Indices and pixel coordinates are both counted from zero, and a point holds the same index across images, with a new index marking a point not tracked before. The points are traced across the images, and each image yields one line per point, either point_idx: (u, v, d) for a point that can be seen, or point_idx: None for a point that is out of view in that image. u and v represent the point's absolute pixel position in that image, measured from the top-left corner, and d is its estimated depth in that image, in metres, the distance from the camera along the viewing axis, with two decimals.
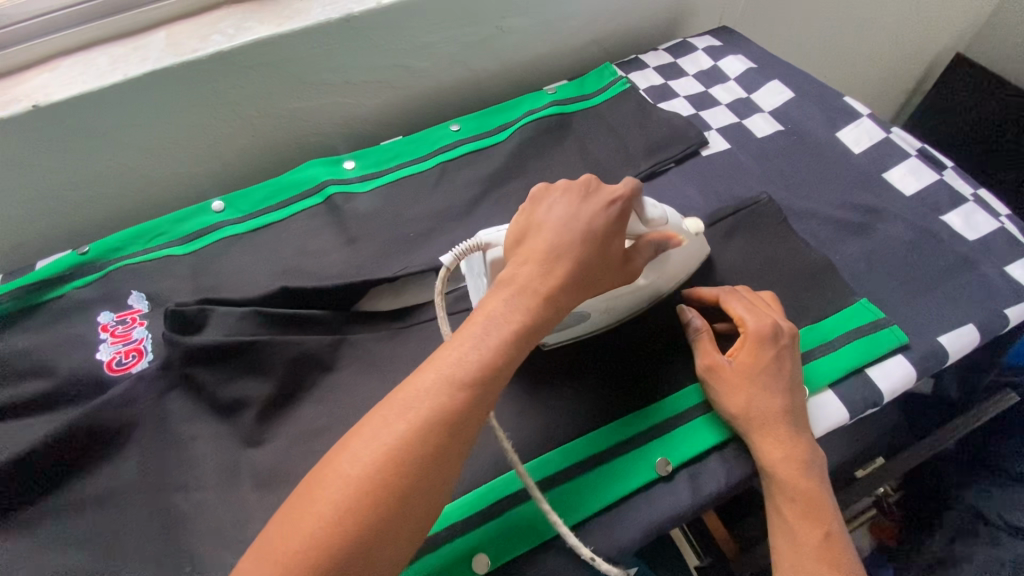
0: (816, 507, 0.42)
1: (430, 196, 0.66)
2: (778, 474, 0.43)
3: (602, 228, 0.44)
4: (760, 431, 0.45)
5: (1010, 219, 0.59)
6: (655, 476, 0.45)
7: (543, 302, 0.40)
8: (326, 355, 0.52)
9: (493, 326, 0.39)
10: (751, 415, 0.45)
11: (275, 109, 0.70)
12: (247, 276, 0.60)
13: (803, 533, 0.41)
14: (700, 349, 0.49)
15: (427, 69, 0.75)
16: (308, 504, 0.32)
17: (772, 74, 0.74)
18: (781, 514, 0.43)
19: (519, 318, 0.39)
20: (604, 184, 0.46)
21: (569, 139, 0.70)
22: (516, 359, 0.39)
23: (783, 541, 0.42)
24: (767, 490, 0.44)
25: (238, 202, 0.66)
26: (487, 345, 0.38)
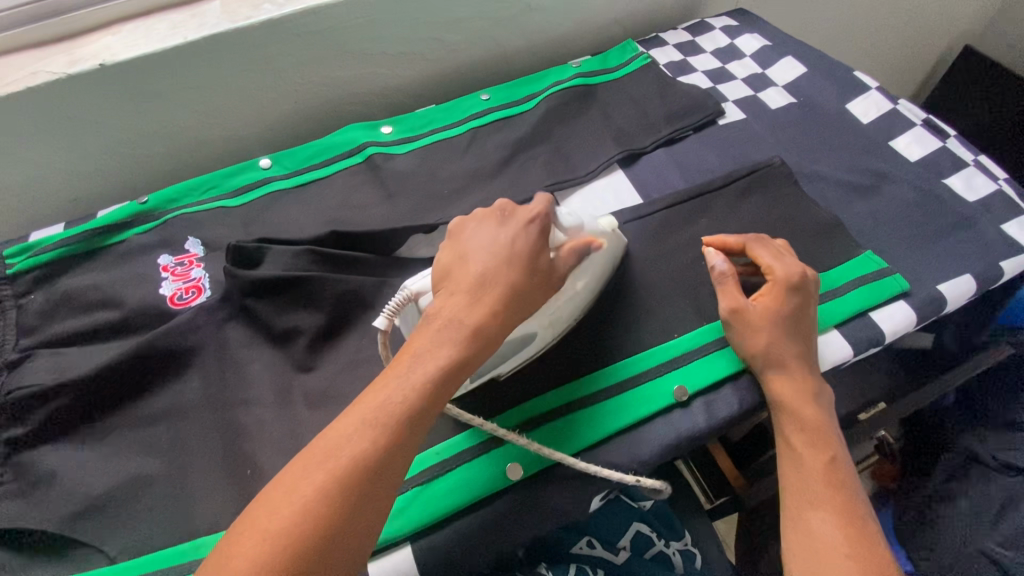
0: (823, 437, 0.46)
1: (463, 157, 0.70)
2: (790, 406, 0.47)
3: (523, 248, 0.44)
4: (776, 367, 0.48)
5: (1009, 183, 0.62)
6: (671, 403, 0.50)
7: (464, 334, 0.40)
8: (370, 291, 0.56)
9: (417, 363, 0.39)
10: (769, 353, 0.48)
11: (317, 76, 0.75)
12: (293, 225, 0.64)
13: (811, 459, 0.45)
14: (722, 294, 0.52)
15: (459, 42, 0.79)
16: (229, 559, 0.33)
17: (786, 51, 0.78)
18: (791, 443, 0.47)
19: (444, 355, 0.39)
20: (519, 207, 0.47)
21: (593, 108, 0.74)
22: (444, 393, 0.39)
23: (791, 467, 0.46)
24: (778, 422, 0.48)
25: (283, 160, 0.71)
26: (410, 383, 0.38)
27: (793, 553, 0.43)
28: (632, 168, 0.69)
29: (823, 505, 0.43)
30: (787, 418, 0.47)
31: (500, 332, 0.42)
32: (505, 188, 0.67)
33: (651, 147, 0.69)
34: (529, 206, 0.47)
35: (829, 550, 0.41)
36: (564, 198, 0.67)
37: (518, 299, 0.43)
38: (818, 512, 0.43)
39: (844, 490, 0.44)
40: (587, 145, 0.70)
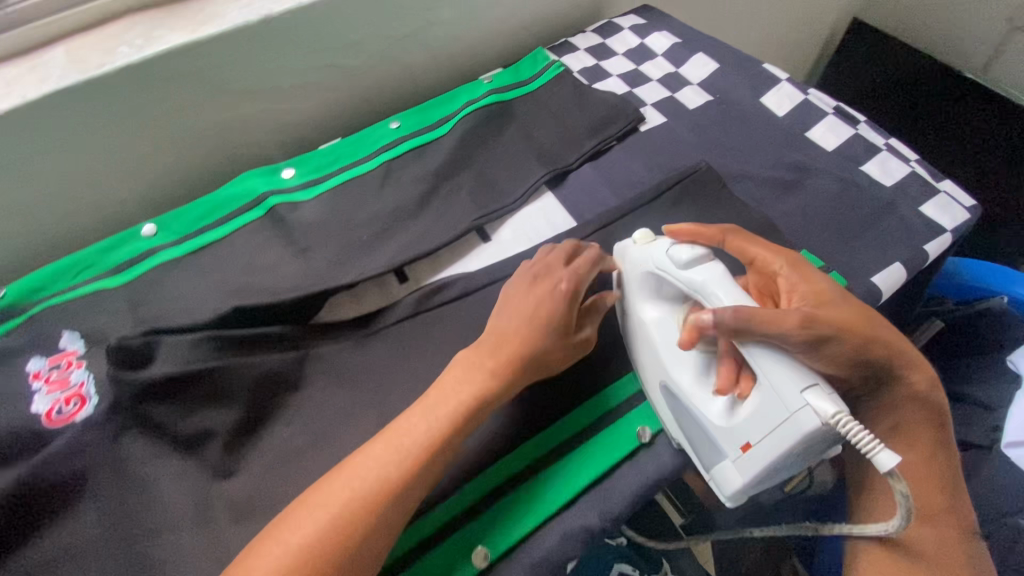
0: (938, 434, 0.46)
1: (379, 196, 0.64)
2: (908, 411, 0.45)
3: (531, 304, 0.48)
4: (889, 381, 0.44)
5: (921, 163, 0.64)
6: (637, 445, 0.48)
7: (470, 377, 0.45)
8: (291, 371, 0.50)
9: (441, 401, 0.44)
10: (884, 368, 0.42)
11: (200, 122, 0.66)
12: (191, 302, 0.56)
13: (934, 467, 0.45)
14: (766, 321, 0.39)
15: (358, 67, 0.73)
16: (262, 554, 0.37)
17: (696, 47, 0.78)
18: (917, 451, 0.46)
19: (463, 388, 0.44)
20: (551, 273, 0.50)
21: (511, 126, 0.70)
22: (460, 428, 0.43)
23: (926, 482, 0.45)
24: (908, 434, 0.45)
25: (171, 224, 0.62)
26: (434, 417, 0.43)
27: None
28: (560, 188, 0.66)
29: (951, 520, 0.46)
30: (901, 429, 0.45)
31: (485, 372, 0.45)
32: (430, 226, 0.61)
33: (577, 164, 0.66)
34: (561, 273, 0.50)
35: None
36: (494, 228, 0.63)
37: (525, 354, 0.46)
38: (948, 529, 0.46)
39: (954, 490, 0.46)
40: (511, 168, 0.66)
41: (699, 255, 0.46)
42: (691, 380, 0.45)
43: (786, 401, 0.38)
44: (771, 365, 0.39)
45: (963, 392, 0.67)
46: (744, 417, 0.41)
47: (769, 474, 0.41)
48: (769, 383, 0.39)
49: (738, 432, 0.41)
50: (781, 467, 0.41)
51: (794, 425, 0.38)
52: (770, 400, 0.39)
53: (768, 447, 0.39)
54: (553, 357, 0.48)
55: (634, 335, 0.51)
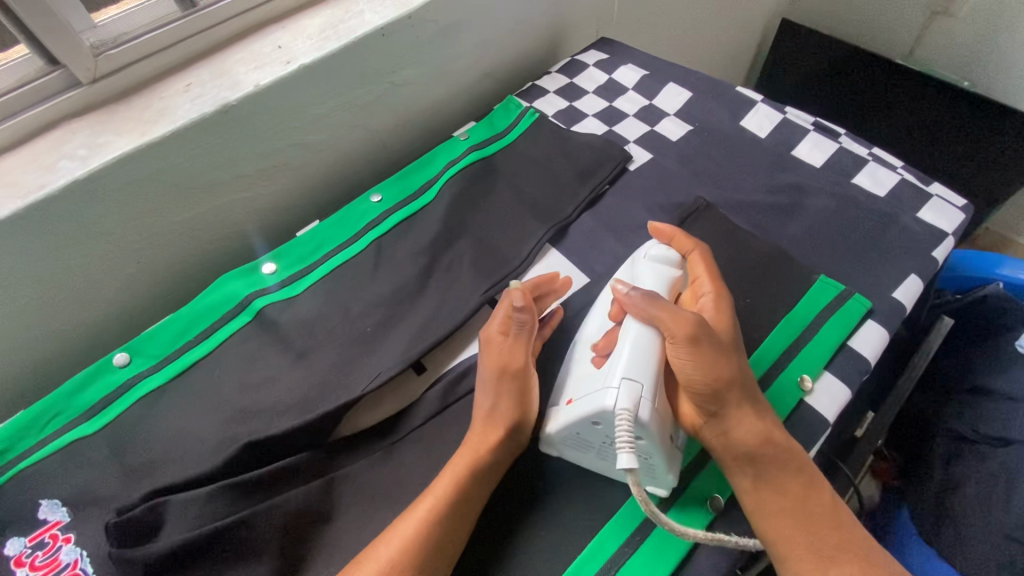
0: (807, 476, 0.43)
1: (375, 280, 0.59)
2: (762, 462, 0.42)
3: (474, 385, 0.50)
4: (721, 409, 0.43)
5: (906, 169, 0.65)
6: (693, 542, 0.43)
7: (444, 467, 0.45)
8: (320, 504, 0.45)
9: (423, 495, 0.43)
10: (719, 390, 0.43)
11: (163, 226, 0.60)
12: (188, 437, 0.50)
13: (811, 507, 0.42)
14: (663, 324, 0.45)
15: (326, 141, 0.69)
16: None
17: (664, 76, 0.78)
18: (777, 518, 0.41)
19: (440, 474, 0.44)
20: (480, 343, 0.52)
21: (499, 183, 0.67)
22: (446, 513, 0.41)
23: (787, 553, 0.40)
24: (763, 485, 0.42)
25: (144, 348, 0.55)
26: (418, 511, 0.41)
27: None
28: (563, 243, 0.63)
29: None
30: (767, 484, 0.42)
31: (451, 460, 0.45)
32: (439, 305, 0.57)
33: (575, 216, 0.64)
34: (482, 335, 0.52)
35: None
36: None
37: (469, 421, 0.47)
38: None
39: (835, 543, 0.40)
40: (509, 229, 0.63)
41: (669, 256, 0.53)
42: (588, 340, 0.50)
43: (610, 377, 0.43)
44: (632, 348, 0.45)
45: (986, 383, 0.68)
46: (588, 380, 0.46)
47: (577, 442, 0.45)
48: (614, 360, 0.45)
49: (574, 388, 0.47)
50: (589, 445, 0.45)
51: (598, 396, 0.43)
52: (602, 373, 0.44)
53: (578, 406, 0.44)
54: (502, 406, 0.46)
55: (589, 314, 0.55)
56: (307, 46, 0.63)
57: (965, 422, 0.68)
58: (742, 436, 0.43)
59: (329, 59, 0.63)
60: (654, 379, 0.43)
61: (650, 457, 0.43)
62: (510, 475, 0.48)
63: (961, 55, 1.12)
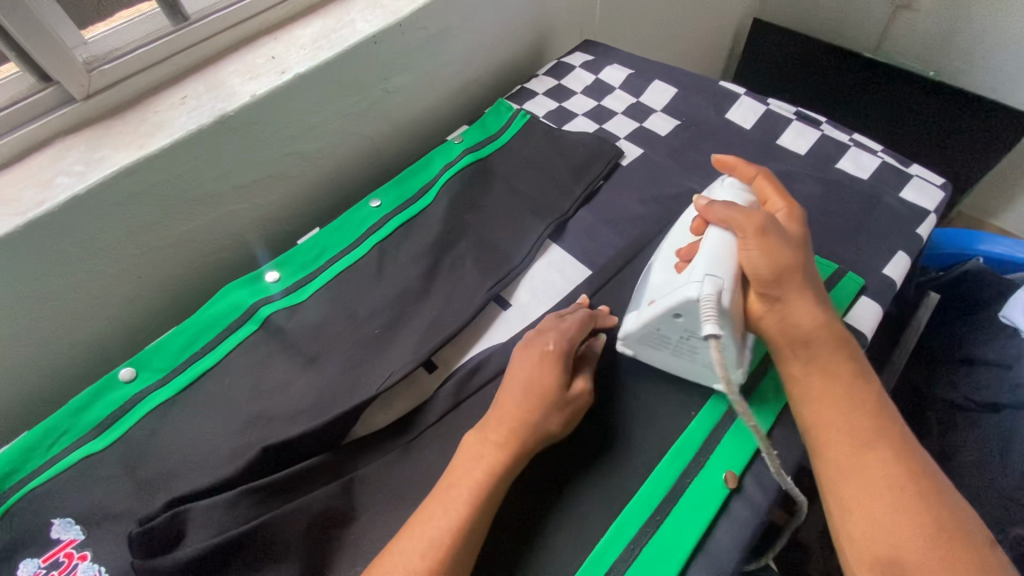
0: (857, 369, 0.44)
1: (380, 282, 0.60)
2: (822, 350, 0.45)
3: (525, 372, 0.47)
4: (790, 301, 0.46)
5: (886, 152, 0.68)
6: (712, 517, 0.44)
7: (473, 458, 0.44)
8: (340, 505, 0.45)
9: (452, 487, 0.42)
10: (784, 278, 0.45)
11: (163, 240, 0.60)
12: (201, 447, 0.49)
13: (859, 396, 0.43)
14: (736, 222, 0.47)
15: (322, 149, 0.69)
16: None
17: (649, 74, 0.80)
18: (828, 404, 0.43)
19: (472, 471, 0.43)
20: (544, 334, 0.50)
21: (496, 183, 0.68)
22: (477, 516, 0.41)
23: (835, 437, 0.42)
24: (823, 370, 0.44)
25: (149, 362, 0.55)
26: (451, 511, 0.41)
27: (879, 541, 0.37)
28: (563, 238, 0.65)
29: (880, 491, 0.39)
30: (824, 373, 0.44)
31: (483, 454, 0.44)
32: (445, 304, 0.58)
33: (573, 211, 0.66)
34: (552, 334, 0.49)
35: (910, 505, 0.38)
36: (509, 292, 0.61)
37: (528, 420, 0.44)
38: (864, 494, 0.39)
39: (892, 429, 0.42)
40: (509, 228, 0.64)
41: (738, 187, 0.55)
42: (665, 252, 0.53)
43: (694, 274, 0.46)
44: (713, 248, 0.47)
45: (975, 353, 0.71)
46: (668, 282, 0.49)
47: (656, 336, 0.48)
48: (695, 262, 0.47)
49: (654, 291, 0.50)
50: (666, 340, 0.48)
51: (680, 292, 0.45)
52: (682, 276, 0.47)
53: (659, 303, 0.47)
54: (556, 430, 0.45)
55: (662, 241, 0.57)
56: (300, 56, 0.64)
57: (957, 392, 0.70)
58: (802, 325, 0.45)
59: (323, 68, 0.64)
60: (733, 275, 0.45)
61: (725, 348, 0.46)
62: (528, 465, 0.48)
63: (926, 45, 1.17)
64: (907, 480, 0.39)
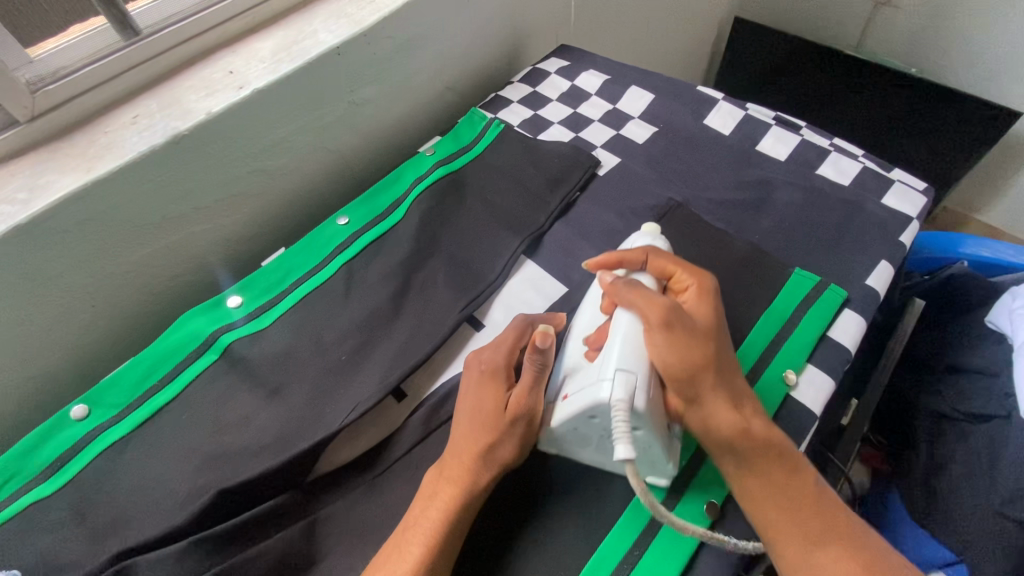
0: (790, 467, 0.42)
1: (347, 305, 0.57)
2: (749, 450, 0.42)
3: (464, 403, 0.46)
4: (703, 399, 0.42)
5: (867, 157, 0.67)
6: (692, 551, 0.42)
7: (429, 496, 0.42)
8: (302, 548, 0.43)
9: (412, 528, 0.41)
10: (695, 377, 0.42)
11: (118, 266, 0.57)
12: (158, 488, 0.47)
13: (798, 493, 0.42)
14: (639, 309, 0.43)
15: (287, 165, 0.67)
16: None
17: (625, 79, 0.78)
18: (767, 506, 0.41)
19: (429, 510, 0.41)
20: (480, 354, 0.47)
21: (469, 197, 0.66)
22: (432, 557, 0.39)
23: (787, 546, 0.40)
24: (754, 470, 0.42)
25: (104, 397, 0.52)
26: (407, 553, 0.39)
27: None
28: (538, 253, 0.62)
29: None
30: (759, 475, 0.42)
31: (432, 492, 0.42)
32: (415, 327, 0.55)
33: (548, 225, 0.64)
34: (487, 353, 0.47)
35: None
36: (483, 312, 0.58)
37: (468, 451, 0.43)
38: None
39: (835, 525, 0.41)
40: (482, 244, 0.62)
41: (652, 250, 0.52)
42: (574, 339, 0.48)
43: (604, 371, 0.41)
44: (621, 343, 0.43)
45: (961, 361, 0.70)
46: (580, 377, 0.44)
47: (575, 437, 0.43)
48: (605, 354, 0.43)
49: (565, 384, 0.45)
50: (588, 440, 0.43)
51: (592, 392, 0.41)
52: (593, 370, 0.42)
53: (570, 401, 0.42)
54: (503, 451, 0.43)
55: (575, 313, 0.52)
56: (260, 69, 0.61)
57: (944, 401, 0.69)
58: (722, 429, 0.42)
59: (285, 82, 0.61)
60: (645, 373, 0.41)
61: (650, 448, 0.42)
62: (501, 498, 0.46)
63: (908, 41, 1.16)
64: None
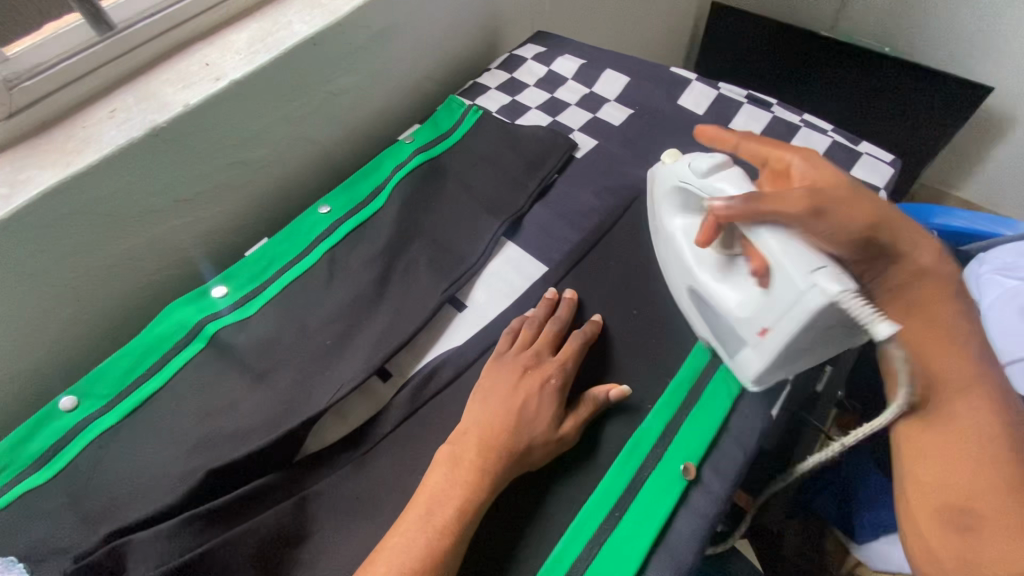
0: (946, 300, 0.46)
1: (331, 291, 0.58)
2: (924, 268, 0.46)
3: (520, 402, 0.47)
4: (886, 242, 0.45)
5: (836, 132, 0.68)
6: (671, 511, 0.44)
7: (454, 475, 0.43)
8: (291, 524, 0.44)
9: (436, 506, 0.42)
10: (861, 230, 0.43)
11: (102, 260, 0.58)
12: (149, 474, 0.47)
13: (926, 342, 0.44)
14: (780, 212, 0.43)
15: (268, 157, 0.67)
16: None
17: (601, 63, 0.79)
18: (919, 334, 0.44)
19: (454, 491, 0.42)
20: (544, 363, 0.50)
21: (449, 182, 0.67)
22: (458, 536, 0.41)
23: (946, 383, 0.43)
24: (929, 284, 0.46)
25: (93, 389, 0.53)
26: (428, 531, 0.40)
27: (941, 499, 0.41)
28: (518, 235, 0.64)
29: (970, 444, 0.41)
30: (914, 306, 0.45)
31: (467, 477, 0.43)
32: (399, 310, 0.57)
33: (527, 207, 0.65)
34: (554, 365, 0.49)
35: (998, 452, 0.40)
36: (465, 293, 0.60)
37: (513, 450, 0.45)
38: (930, 465, 0.42)
39: (977, 382, 0.43)
40: (463, 227, 0.63)
41: (719, 163, 0.50)
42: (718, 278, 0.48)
43: (795, 282, 0.40)
44: (784, 253, 0.42)
45: None
46: (763, 305, 0.44)
47: (787, 358, 0.45)
48: (781, 273, 0.42)
49: (755, 318, 0.44)
50: (798, 353, 0.45)
51: (800, 309, 0.40)
52: (781, 294, 0.42)
53: (780, 330, 0.42)
54: (537, 462, 0.46)
55: (672, 244, 0.54)
56: (236, 61, 0.62)
57: None
58: (920, 258, 0.46)
59: (261, 72, 0.62)
60: (828, 257, 0.41)
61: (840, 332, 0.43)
62: None
63: (882, 19, 1.17)
64: (989, 438, 0.41)
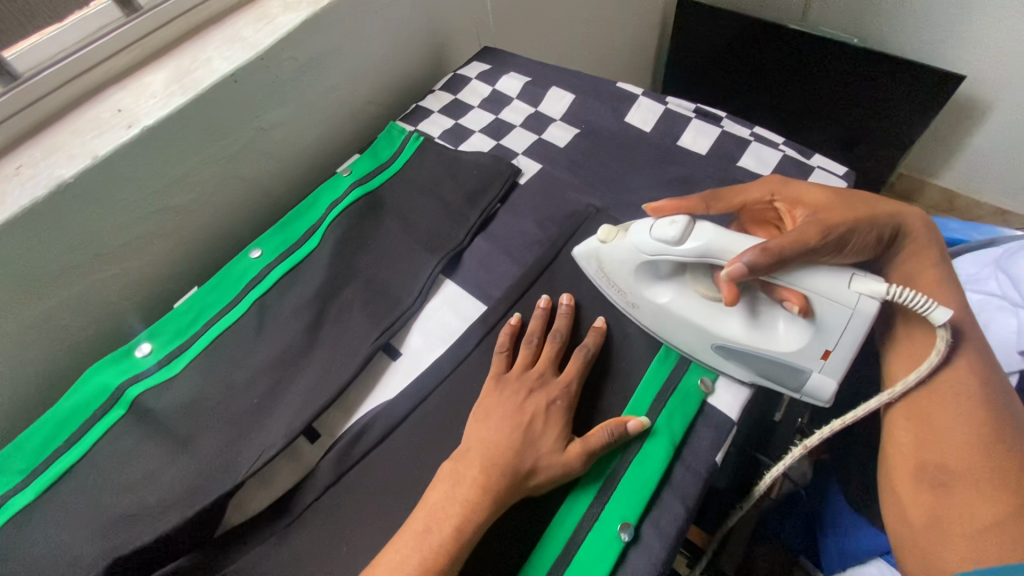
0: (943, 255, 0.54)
1: (260, 344, 0.55)
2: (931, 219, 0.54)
3: (529, 420, 0.45)
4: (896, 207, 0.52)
5: (788, 144, 0.65)
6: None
7: (448, 500, 0.42)
8: None
9: (423, 536, 0.41)
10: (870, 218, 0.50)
11: (17, 325, 0.55)
12: (61, 558, 0.45)
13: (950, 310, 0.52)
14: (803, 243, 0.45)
15: (197, 201, 0.64)
16: None
17: (546, 79, 0.76)
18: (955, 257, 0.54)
19: (446, 520, 0.41)
20: (552, 381, 0.49)
21: (387, 218, 0.64)
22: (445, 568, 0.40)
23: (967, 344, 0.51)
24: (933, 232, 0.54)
25: (8, 464, 0.50)
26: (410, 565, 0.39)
27: (921, 461, 0.48)
28: (458, 272, 0.61)
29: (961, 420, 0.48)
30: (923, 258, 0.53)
31: (471, 497, 0.42)
32: (330, 362, 0.54)
33: (467, 240, 0.62)
34: (561, 384, 0.48)
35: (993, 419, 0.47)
36: (401, 339, 0.57)
37: (514, 470, 0.43)
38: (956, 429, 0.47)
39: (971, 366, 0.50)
40: (401, 267, 0.60)
41: (684, 227, 0.47)
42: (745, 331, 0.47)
43: (843, 301, 0.43)
44: (822, 279, 0.44)
45: None
46: (809, 333, 0.45)
47: None
48: (826, 296, 0.43)
49: (807, 346, 0.46)
50: None
51: (861, 318, 0.43)
52: (831, 315, 0.44)
53: (843, 343, 0.45)
54: (546, 484, 0.44)
55: (662, 313, 0.51)
56: (151, 105, 0.58)
57: None
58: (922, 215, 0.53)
59: (177, 116, 0.58)
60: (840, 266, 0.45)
61: None
62: None
63: (850, 10, 1.14)
64: (980, 421, 0.47)
